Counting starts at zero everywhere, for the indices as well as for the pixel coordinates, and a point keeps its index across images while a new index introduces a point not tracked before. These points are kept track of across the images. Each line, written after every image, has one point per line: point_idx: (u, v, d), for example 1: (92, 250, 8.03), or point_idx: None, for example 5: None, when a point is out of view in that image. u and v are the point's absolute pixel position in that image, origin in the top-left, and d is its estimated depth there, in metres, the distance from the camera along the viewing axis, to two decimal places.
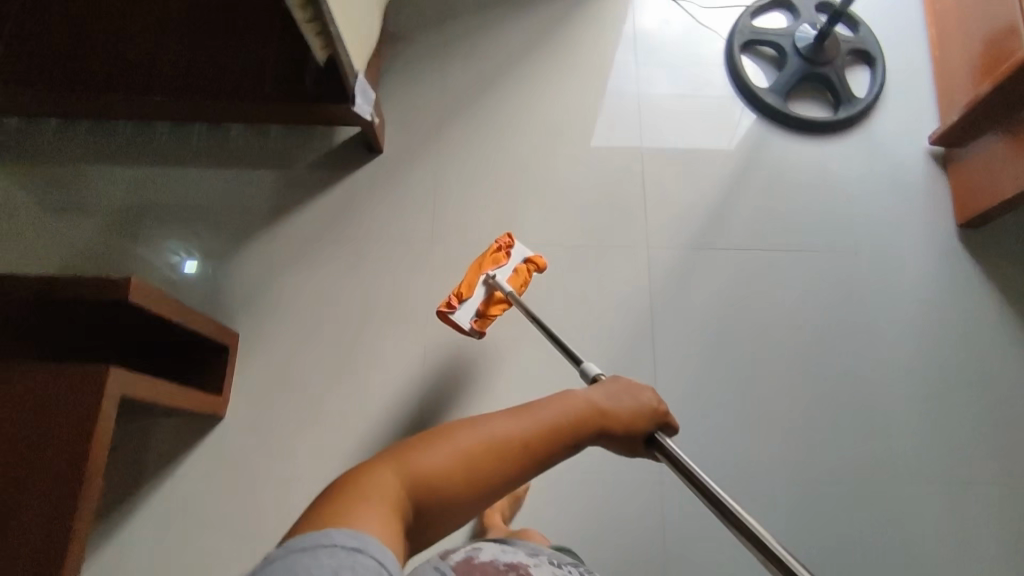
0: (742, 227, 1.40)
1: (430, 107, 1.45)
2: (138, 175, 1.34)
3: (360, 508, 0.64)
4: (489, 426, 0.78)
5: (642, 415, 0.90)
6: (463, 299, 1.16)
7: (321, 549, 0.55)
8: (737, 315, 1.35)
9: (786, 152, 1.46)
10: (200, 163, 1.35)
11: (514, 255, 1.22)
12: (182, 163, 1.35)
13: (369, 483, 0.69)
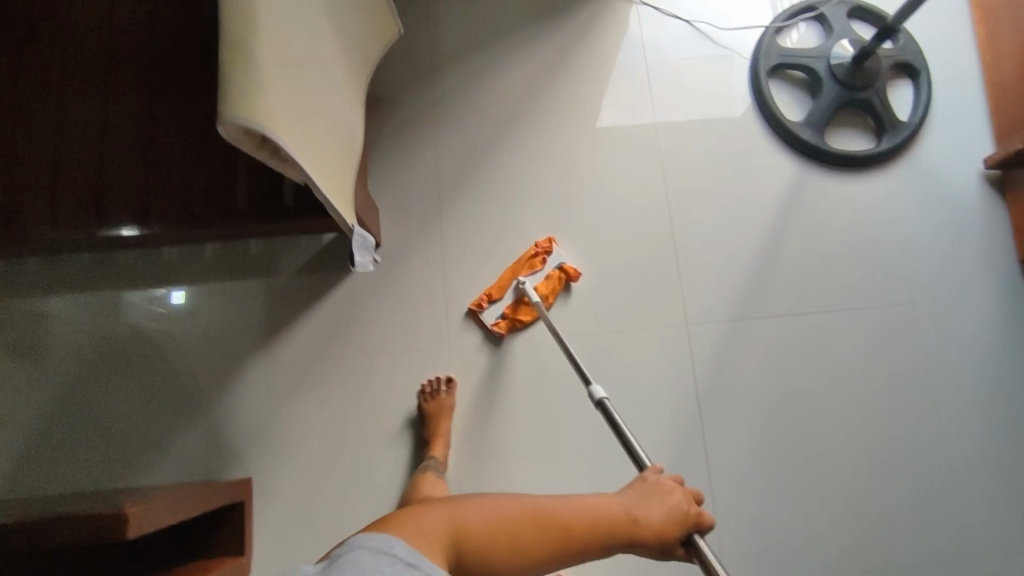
0: (787, 288, 1.26)
1: (427, 184, 1.28)
2: (101, 306, 1.18)
3: (412, 535, 0.71)
4: (510, 505, 0.78)
5: (680, 517, 0.85)
6: (492, 299, 1.22)
7: (383, 554, 0.63)
8: (790, 386, 1.23)
9: (826, 193, 1.31)
10: (171, 284, 1.19)
11: (549, 262, 1.25)
12: (151, 287, 1.19)
13: (419, 520, 0.72)
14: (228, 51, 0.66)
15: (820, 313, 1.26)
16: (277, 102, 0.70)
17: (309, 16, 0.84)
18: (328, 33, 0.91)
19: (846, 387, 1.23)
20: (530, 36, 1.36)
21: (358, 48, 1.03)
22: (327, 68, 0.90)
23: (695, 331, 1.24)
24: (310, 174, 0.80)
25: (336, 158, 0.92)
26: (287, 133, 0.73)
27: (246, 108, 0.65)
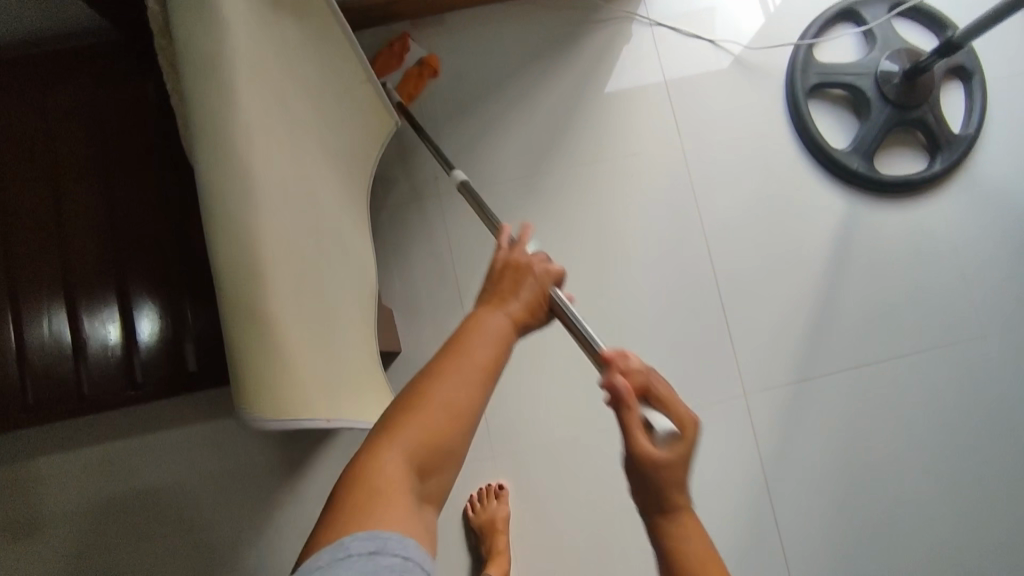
0: (846, 339, 1.17)
1: (442, 268, 1.14)
2: (100, 461, 1.05)
3: (368, 499, 0.48)
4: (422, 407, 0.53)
5: (629, 413, 0.59)
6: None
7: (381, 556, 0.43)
8: (857, 439, 1.14)
9: (878, 228, 1.20)
10: (174, 424, 1.06)
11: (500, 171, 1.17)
12: (152, 430, 1.06)
13: (370, 487, 0.48)
14: (253, 348, 0.50)
15: (883, 362, 1.17)
16: (301, 360, 0.55)
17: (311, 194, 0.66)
18: (329, 188, 0.73)
19: (916, 439, 1.15)
20: (535, 82, 1.20)
21: (358, 170, 0.85)
22: (336, 234, 0.73)
23: (756, 401, 1.13)
24: (347, 403, 0.64)
25: (361, 339, 0.76)
26: (316, 385, 0.57)
27: (270, 404, 0.50)
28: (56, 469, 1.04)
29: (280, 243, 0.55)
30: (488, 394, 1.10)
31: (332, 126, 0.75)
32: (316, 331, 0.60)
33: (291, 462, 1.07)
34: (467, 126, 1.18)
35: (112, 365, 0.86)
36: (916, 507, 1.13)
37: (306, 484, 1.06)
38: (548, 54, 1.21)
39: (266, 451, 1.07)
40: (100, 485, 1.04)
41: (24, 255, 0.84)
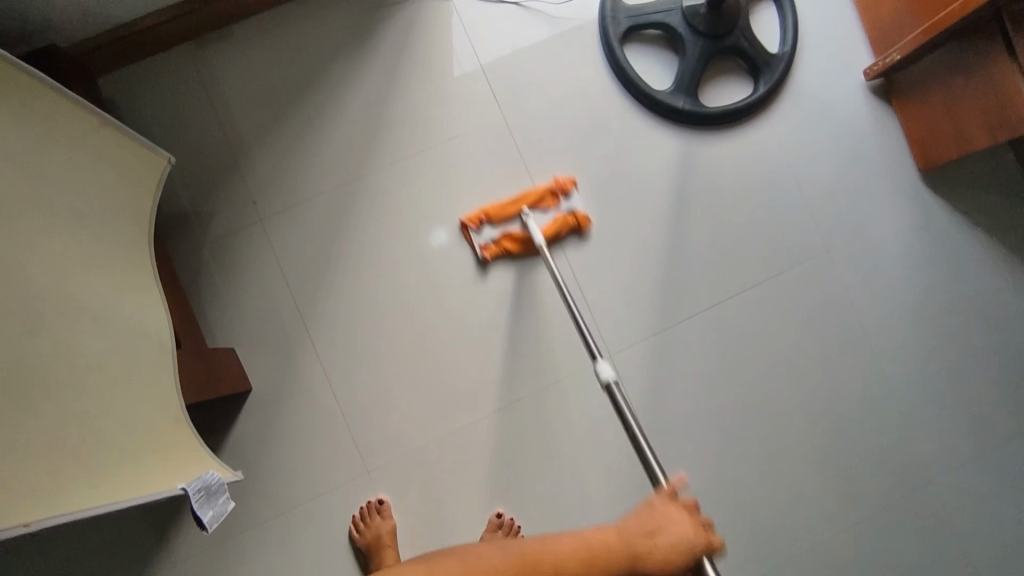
0: (702, 280, 1.17)
1: (281, 296, 1.08)
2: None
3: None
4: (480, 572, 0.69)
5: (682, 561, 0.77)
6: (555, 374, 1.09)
7: None
8: (728, 373, 1.16)
9: (715, 162, 1.19)
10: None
11: None
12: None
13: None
14: None
15: (743, 293, 1.17)
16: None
17: (24, 266, 0.59)
18: (69, 251, 0.66)
19: (785, 363, 1.17)
20: (342, 80, 1.13)
21: (126, 215, 0.78)
22: (98, 306, 0.69)
23: (623, 358, 1.14)
24: (109, 482, 0.62)
25: (140, 401, 0.70)
26: (22, 490, 0.53)
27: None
28: None
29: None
30: (353, 415, 1.06)
31: (86, 191, 0.71)
32: (31, 427, 0.55)
33: (154, 522, 1.01)
34: (278, 139, 1.11)
35: None
36: (792, 428, 1.16)
37: (178, 550, 1.01)
38: (350, 50, 1.14)
39: (124, 518, 1.00)
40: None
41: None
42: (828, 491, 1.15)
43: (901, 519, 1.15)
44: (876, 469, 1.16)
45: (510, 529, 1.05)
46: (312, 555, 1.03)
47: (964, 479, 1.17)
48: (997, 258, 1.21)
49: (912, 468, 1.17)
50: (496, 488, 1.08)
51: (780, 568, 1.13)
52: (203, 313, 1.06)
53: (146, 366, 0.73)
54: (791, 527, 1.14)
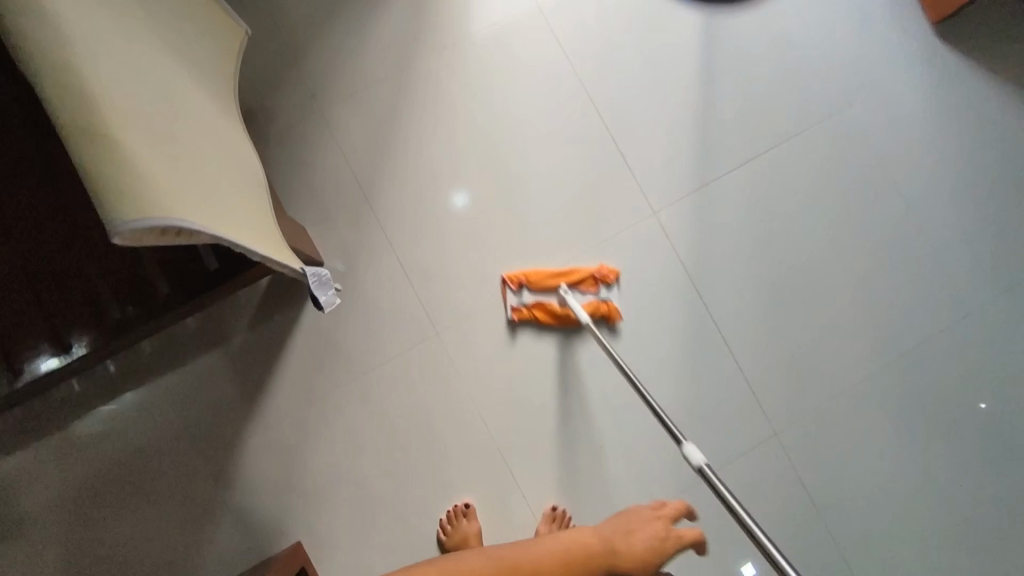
0: (734, 142, 1.23)
1: (344, 177, 1.15)
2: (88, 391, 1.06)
3: None
4: None
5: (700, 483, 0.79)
6: (530, 286, 1.14)
7: None
8: (768, 224, 1.22)
9: (738, 31, 1.26)
10: (124, 395, 1.06)
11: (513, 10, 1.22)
12: (105, 408, 1.06)
13: None
14: (112, 170, 0.50)
15: (773, 150, 1.24)
16: (168, 178, 0.57)
17: (155, 55, 0.67)
18: (184, 72, 0.74)
19: (821, 213, 1.23)
20: None
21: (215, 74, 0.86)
22: (193, 107, 0.73)
23: (664, 215, 1.20)
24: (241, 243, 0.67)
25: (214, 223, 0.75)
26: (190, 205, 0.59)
27: (133, 206, 0.50)
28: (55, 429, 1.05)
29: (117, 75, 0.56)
30: (420, 282, 1.13)
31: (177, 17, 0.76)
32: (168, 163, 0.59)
33: (249, 383, 1.08)
34: (329, 36, 1.19)
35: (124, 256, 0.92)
36: (833, 272, 1.22)
37: (272, 416, 1.08)
38: None
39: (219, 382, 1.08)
40: (95, 429, 1.05)
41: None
42: (872, 330, 1.21)
43: (943, 349, 1.21)
44: (916, 305, 1.22)
45: (565, 523, 1.09)
46: (393, 413, 1.10)
47: (1000, 308, 1.22)
48: (1012, 100, 1.27)
49: (949, 302, 1.22)
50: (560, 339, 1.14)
51: (831, 401, 1.19)
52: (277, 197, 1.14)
53: (236, 179, 0.78)
54: (839, 362, 1.20)
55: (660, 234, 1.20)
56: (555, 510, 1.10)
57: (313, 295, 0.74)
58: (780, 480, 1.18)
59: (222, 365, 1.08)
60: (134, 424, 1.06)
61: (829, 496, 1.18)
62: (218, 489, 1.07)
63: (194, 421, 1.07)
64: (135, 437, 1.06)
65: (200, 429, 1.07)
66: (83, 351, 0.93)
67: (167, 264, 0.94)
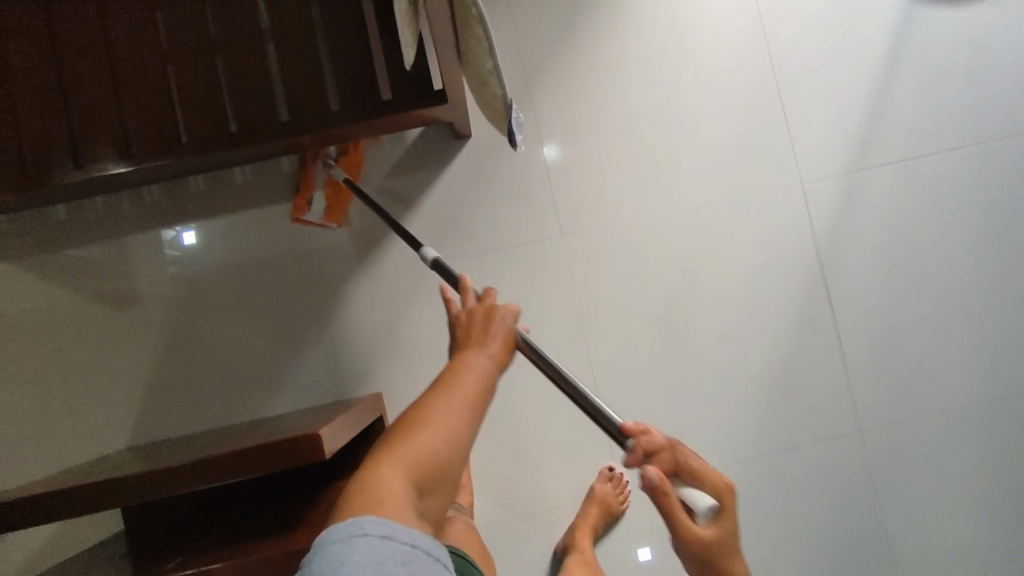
0: (899, 132, 1.19)
1: (510, 60, 1.14)
2: (217, 201, 1.08)
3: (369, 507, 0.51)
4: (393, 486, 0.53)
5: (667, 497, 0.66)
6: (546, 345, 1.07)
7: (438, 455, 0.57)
8: (912, 225, 1.18)
9: (935, 23, 1.20)
10: (190, 236, 1.07)
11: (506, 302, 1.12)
12: (166, 236, 1.07)
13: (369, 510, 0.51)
14: None
15: (936, 155, 1.19)
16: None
17: None
18: None
19: (968, 227, 1.19)
20: None
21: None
22: None
23: (811, 187, 1.17)
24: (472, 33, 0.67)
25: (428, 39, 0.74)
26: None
27: None
28: (176, 230, 1.07)
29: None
30: (557, 180, 1.12)
31: None
32: None
33: (369, 232, 1.09)
34: None
35: (298, 67, 0.93)
36: (966, 290, 1.18)
37: (386, 266, 1.09)
38: None
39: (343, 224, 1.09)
40: (212, 238, 1.08)
41: (77, 91, 0.92)
42: (988, 358, 1.17)
43: None
44: None
45: (619, 483, 1.10)
46: (399, 243, 1.06)
47: None
48: None
49: None
50: (677, 276, 1.14)
51: (928, 417, 1.16)
52: None
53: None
54: (946, 381, 1.17)
55: (801, 204, 1.17)
56: (613, 470, 1.10)
57: (511, 132, 0.72)
58: (855, 478, 1.15)
59: (347, 209, 1.09)
60: (251, 243, 1.08)
61: (900, 509, 1.15)
62: (312, 327, 1.08)
63: (307, 255, 1.09)
64: (248, 256, 1.08)
65: (310, 264, 1.09)
66: (232, 142, 0.94)
67: (332, 84, 0.94)
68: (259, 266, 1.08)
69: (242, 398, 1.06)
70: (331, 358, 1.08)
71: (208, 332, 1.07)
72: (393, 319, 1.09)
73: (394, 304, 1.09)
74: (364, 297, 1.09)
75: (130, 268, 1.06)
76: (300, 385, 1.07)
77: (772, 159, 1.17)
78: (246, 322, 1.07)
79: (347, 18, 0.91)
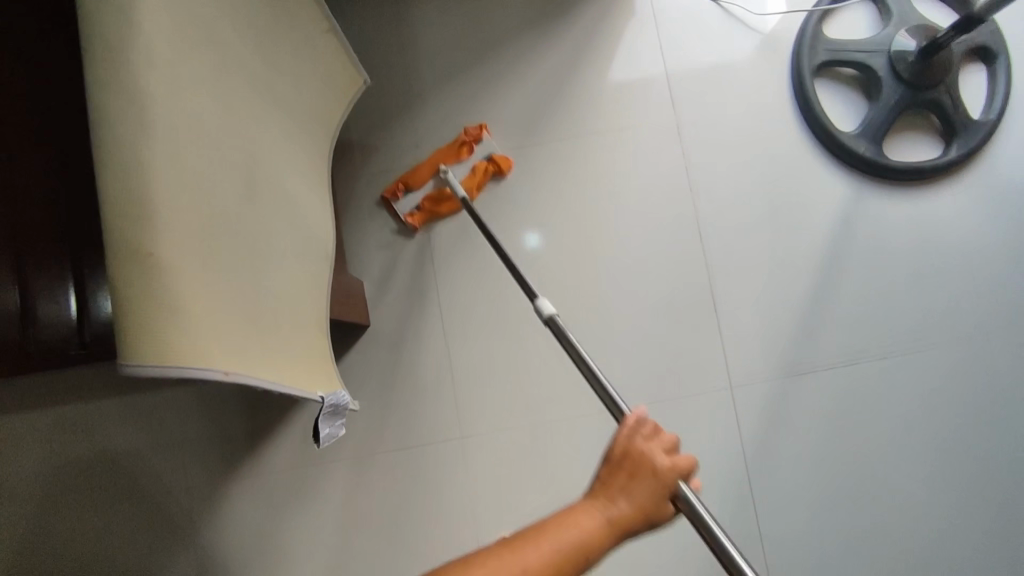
0: (840, 334, 1.10)
1: (422, 245, 1.10)
2: (92, 384, 1.03)
3: None
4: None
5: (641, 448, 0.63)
6: (410, 188, 1.11)
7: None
8: (851, 436, 1.08)
9: (883, 217, 1.13)
10: (49, 414, 1.02)
11: (477, 152, 1.13)
12: (27, 419, 1.02)
13: None
14: (140, 297, 0.44)
15: (880, 359, 1.10)
16: (197, 305, 0.49)
17: (259, 137, 0.65)
18: (283, 142, 0.71)
19: (913, 442, 1.08)
20: (525, 54, 1.17)
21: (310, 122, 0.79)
22: (283, 188, 0.69)
23: (740, 390, 1.09)
24: (273, 364, 0.60)
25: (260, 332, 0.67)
26: (220, 344, 0.51)
27: (147, 347, 0.44)
28: (46, 418, 1.02)
29: (171, 163, 0.49)
30: (463, 374, 1.07)
31: (292, 104, 0.74)
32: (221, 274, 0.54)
33: (255, 424, 1.04)
34: (454, 104, 1.16)
35: None
36: (911, 513, 1.06)
37: (269, 460, 1.03)
38: (529, 32, 1.18)
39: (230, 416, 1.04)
40: (83, 427, 1.03)
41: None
42: None
43: None
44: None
45: None
46: (415, 213, 1.10)
47: None
48: None
49: None
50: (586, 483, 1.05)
51: None
52: (353, 250, 1.10)
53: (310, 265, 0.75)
54: None
55: (729, 408, 1.08)
56: None
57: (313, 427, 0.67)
58: None
59: (229, 399, 1.04)
60: (128, 434, 1.03)
61: None
62: (185, 525, 1.02)
63: (186, 448, 1.03)
64: (124, 446, 1.03)
65: (188, 458, 1.03)
66: None
67: None
68: (133, 456, 1.03)
69: None
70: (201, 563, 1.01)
71: (74, 529, 1.01)
72: (276, 520, 1.02)
73: (277, 503, 1.03)
74: (245, 495, 1.03)
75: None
76: None
77: (698, 357, 1.10)
78: (114, 519, 1.02)
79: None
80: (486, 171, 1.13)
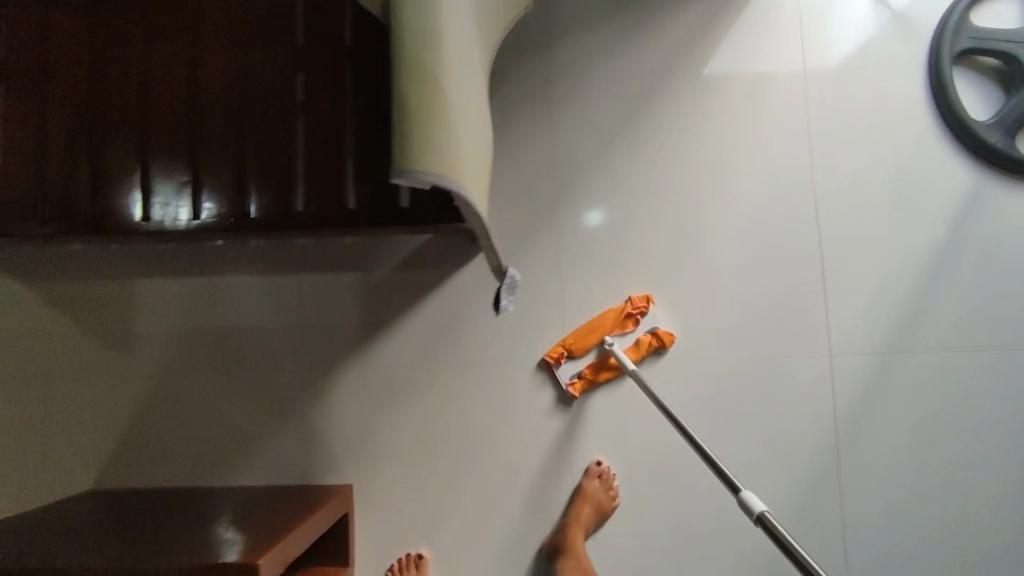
0: (946, 320, 1.11)
1: (547, 178, 1.15)
2: (225, 256, 1.08)
3: None
4: None
5: None
6: (571, 355, 1.08)
7: None
8: (943, 421, 1.09)
9: (1004, 212, 1.13)
10: (184, 280, 1.08)
11: (641, 325, 1.10)
12: (162, 282, 1.09)
13: None
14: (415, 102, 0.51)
15: (982, 350, 1.10)
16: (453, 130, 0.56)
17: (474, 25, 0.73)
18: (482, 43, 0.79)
19: (1004, 435, 1.08)
20: (667, 7, 1.19)
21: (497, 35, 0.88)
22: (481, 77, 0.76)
23: (838, 360, 1.10)
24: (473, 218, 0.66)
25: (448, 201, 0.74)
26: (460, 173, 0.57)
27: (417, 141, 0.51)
28: (180, 283, 1.09)
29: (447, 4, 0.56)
30: (572, 304, 1.11)
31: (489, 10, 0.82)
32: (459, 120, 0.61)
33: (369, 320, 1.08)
34: (593, 45, 1.18)
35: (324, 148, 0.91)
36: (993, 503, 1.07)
37: (378, 356, 1.08)
38: None
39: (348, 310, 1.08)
40: (213, 297, 1.08)
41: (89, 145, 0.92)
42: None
43: None
44: None
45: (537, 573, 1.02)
46: (576, 382, 1.08)
47: None
48: None
49: None
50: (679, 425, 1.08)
51: None
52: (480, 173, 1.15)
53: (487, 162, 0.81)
54: None
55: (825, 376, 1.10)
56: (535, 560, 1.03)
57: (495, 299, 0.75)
58: None
59: (350, 291, 1.08)
60: (253, 309, 1.08)
61: None
62: (294, 405, 1.07)
63: (305, 331, 1.08)
64: (249, 320, 1.08)
65: (306, 340, 1.08)
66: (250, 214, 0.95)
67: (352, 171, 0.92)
68: (256, 330, 1.08)
69: (213, 462, 1.05)
70: (308, 440, 1.06)
71: (194, 389, 1.07)
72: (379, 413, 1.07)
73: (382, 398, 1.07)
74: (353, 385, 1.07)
75: (131, 312, 1.08)
76: (274, 461, 1.06)
77: (802, 322, 1.11)
78: (233, 386, 1.07)
79: (377, 118, 0.90)
80: (650, 344, 1.10)
